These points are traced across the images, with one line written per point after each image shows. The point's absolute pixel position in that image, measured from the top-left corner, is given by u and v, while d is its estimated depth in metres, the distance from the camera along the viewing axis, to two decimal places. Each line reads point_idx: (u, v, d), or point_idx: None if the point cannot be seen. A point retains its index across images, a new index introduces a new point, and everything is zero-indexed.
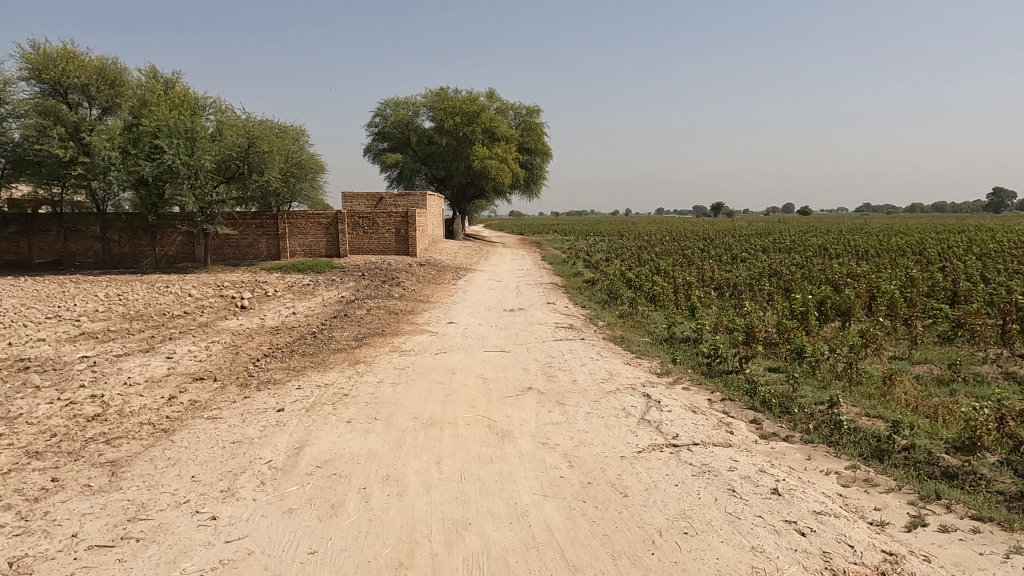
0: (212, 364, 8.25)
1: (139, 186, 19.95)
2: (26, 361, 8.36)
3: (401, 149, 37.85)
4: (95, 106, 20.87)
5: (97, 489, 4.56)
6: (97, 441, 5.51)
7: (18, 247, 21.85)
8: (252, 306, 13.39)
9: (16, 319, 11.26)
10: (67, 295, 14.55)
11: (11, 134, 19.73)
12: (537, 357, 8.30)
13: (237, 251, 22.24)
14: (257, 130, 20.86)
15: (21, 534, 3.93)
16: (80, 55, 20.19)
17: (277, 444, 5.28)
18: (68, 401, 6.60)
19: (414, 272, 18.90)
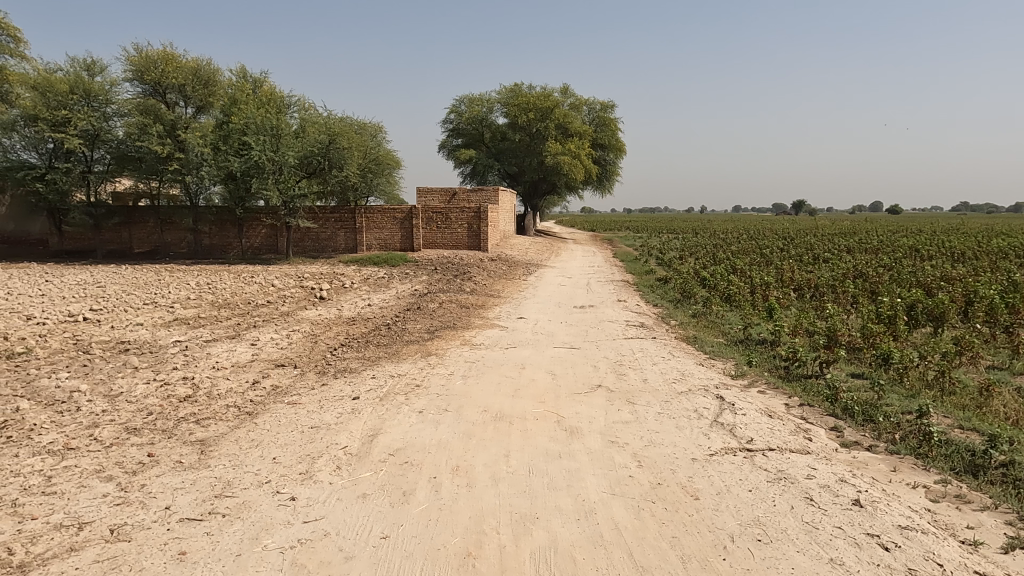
0: (292, 351, 8.62)
1: (229, 181, 21.01)
2: (126, 344, 8.98)
3: (475, 145, 38.34)
4: (190, 105, 22.13)
5: (188, 465, 4.86)
6: (188, 421, 5.86)
7: (120, 237, 23.56)
8: (331, 296, 13.89)
9: (118, 304, 12.11)
10: (162, 283, 15.50)
11: (116, 131, 21.39)
12: (607, 355, 8.23)
13: (317, 244, 23.07)
14: (338, 126, 21.52)
15: (122, 503, 4.24)
16: (178, 56, 21.41)
17: (352, 431, 5.47)
18: (162, 382, 7.06)
19: (485, 267, 19.07)
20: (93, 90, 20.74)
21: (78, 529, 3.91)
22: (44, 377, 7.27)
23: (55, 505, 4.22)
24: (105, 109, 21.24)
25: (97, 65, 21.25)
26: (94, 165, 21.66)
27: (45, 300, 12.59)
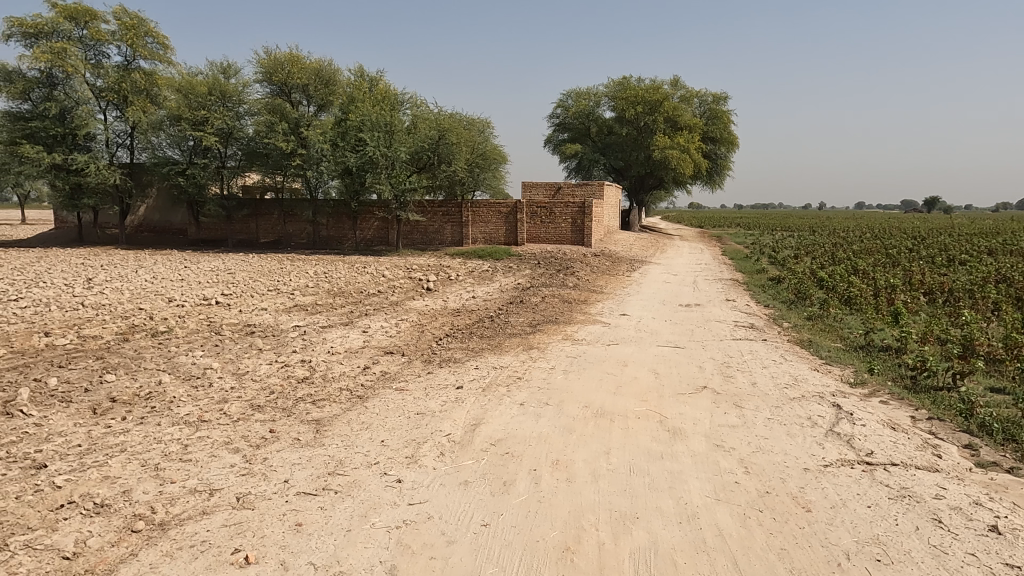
0: (400, 340, 8.96)
1: (345, 175, 22.09)
2: (252, 327, 9.69)
3: (581, 139, 38.15)
4: (313, 103, 23.44)
5: (304, 443, 5.17)
6: (305, 401, 6.25)
7: (249, 228, 25.45)
8: (437, 288, 14.30)
9: (245, 290, 13.08)
10: (284, 271, 16.55)
11: (246, 129, 23.09)
12: (714, 356, 7.97)
13: (425, 237, 23.79)
14: (448, 122, 22.08)
15: (247, 474, 4.59)
16: (303, 58, 22.74)
17: (456, 419, 5.61)
18: (283, 364, 7.57)
19: (588, 263, 18.94)
20: (228, 92, 22.48)
21: (209, 495, 4.28)
22: (182, 355, 8.00)
23: (190, 472, 4.63)
24: (238, 109, 22.97)
25: (232, 68, 22.98)
26: (227, 161, 23.48)
27: (184, 284, 13.82)
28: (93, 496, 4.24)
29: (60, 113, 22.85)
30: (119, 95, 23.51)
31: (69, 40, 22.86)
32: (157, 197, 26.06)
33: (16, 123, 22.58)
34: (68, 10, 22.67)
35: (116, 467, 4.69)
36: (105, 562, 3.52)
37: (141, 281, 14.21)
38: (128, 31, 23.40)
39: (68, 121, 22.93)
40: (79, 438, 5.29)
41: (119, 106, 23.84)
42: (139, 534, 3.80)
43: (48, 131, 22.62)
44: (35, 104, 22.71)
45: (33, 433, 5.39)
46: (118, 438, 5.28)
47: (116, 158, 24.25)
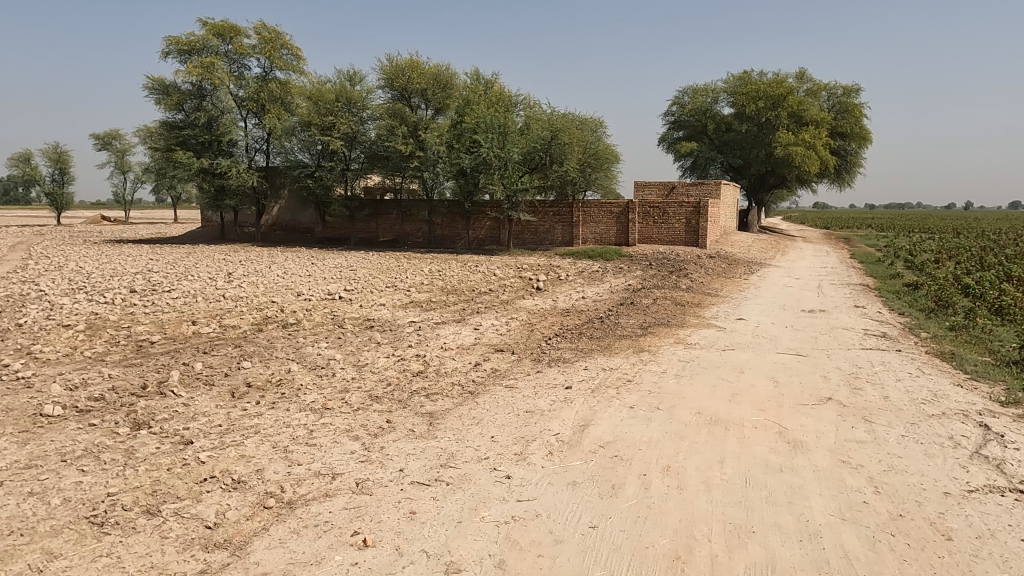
0: (511, 338, 9.08)
1: (460, 176, 22.68)
2: (371, 322, 10.18)
3: (698, 137, 37.01)
4: (430, 107, 24.24)
5: (419, 434, 5.37)
6: (420, 394, 6.48)
7: (369, 227, 26.70)
8: (547, 287, 14.37)
9: (366, 286, 13.77)
10: (401, 269, 17.25)
11: (369, 133, 24.28)
12: (840, 366, 7.46)
13: (536, 237, 23.94)
14: (561, 122, 22.10)
15: (366, 461, 4.83)
16: (422, 64, 23.58)
17: (565, 419, 5.62)
18: (399, 358, 7.90)
19: (703, 265, 18.30)
20: (354, 98, 23.78)
21: (332, 478, 4.55)
22: (309, 346, 8.55)
23: (314, 455, 4.94)
24: (362, 114, 24.21)
25: (357, 75, 24.26)
26: (351, 164, 24.83)
27: (311, 280, 14.76)
28: (231, 473, 4.63)
29: (207, 122, 25.11)
30: (258, 103, 25.46)
31: (216, 55, 25.07)
32: (289, 198, 27.97)
33: (171, 131, 25.06)
34: (216, 28, 24.87)
35: (251, 447, 5.09)
36: (241, 534, 3.83)
37: (274, 276, 15.33)
38: (266, 45, 25.31)
39: (214, 129, 25.15)
40: (221, 418, 5.78)
41: (257, 114, 25.83)
42: (270, 510, 4.10)
43: (198, 138, 24.92)
44: (187, 114, 25.10)
45: (182, 412, 5.97)
46: (252, 420, 5.73)
47: (254, 162, 26.29)
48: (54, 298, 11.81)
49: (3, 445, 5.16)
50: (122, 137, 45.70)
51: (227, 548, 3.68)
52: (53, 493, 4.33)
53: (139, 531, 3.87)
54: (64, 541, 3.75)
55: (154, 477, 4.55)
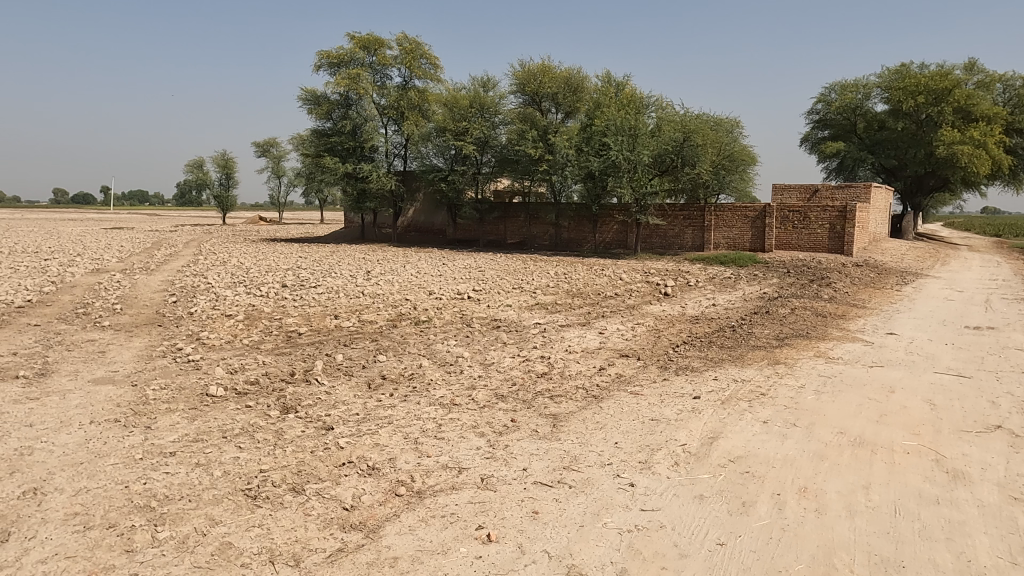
0: (636, 344, 8.91)
1: (588, 179, 22.62)
2: (498, 322, 10.40)
3: (845, 136, 34.46)
4: (561, 111, 24.39)
5: (542, 435, 5.42)
6: (544, 395, 6.53)
7: (498, 229, 27.19)
8: (675, 293, 13.97)
9: (493, 287, 14.09)
10: (527, 271, 17.47)
11: (500, 137, 24.86)
12: (1012, 391, 6.64)
13: (664, 241, 23.31)
14: (694, 123, 21.41)
15: (491, 458, 4.94)
16: (554, 67, 23.83)
17: (692, 430, 5.44)
18: (524, 358, 8.01)
19: (849, 273, 17.00)
20: (486, 104, 24.50)
21: (458, 472, 4.70)
22: (438, 343, 8.89)
23: (442, 448, 5.13)
24: (494, 119, 24.90)
25: (490, 82, 24.99)
26: (482, 168, 25.52)
27: (442, 279, 15.36)
28: (367, 460, 4.91)
29: (352, 129, 26.86)
30: (398, 111, 26.87)
31: (362, 66, 26.76)
32: (423, 201, 29.22)
33: (320, 139, 27.06)
34: (363, 41, 26.56)
35: (384, 437, 5.38)
36: (375, 517, 4.06)
37: (407, 275, 16.08)
38: (407, 55, 26.68)
39: (358, 136, 26.85)
40: (358, 407, 6.16)
41: (397, 121, 27.28)
42: (401, 498, 4.31)
43: (344, 145, 26.71)
44: (335, 122, 26.99)
45: (324, 399, 6.42)
46: (386, 411, 6.05)
47: (393, 166, 27.75)
48: (219, 290, 13.15)
49: (176, 419, 5.82)
50: (278, 145, 49.94)
51: (362, 530, 3.92)
52: (215, 465, 4.81)
53: (286, 506, 4.21)
54: (223, 510, 4.15)
55: (299, 458, 4.93)
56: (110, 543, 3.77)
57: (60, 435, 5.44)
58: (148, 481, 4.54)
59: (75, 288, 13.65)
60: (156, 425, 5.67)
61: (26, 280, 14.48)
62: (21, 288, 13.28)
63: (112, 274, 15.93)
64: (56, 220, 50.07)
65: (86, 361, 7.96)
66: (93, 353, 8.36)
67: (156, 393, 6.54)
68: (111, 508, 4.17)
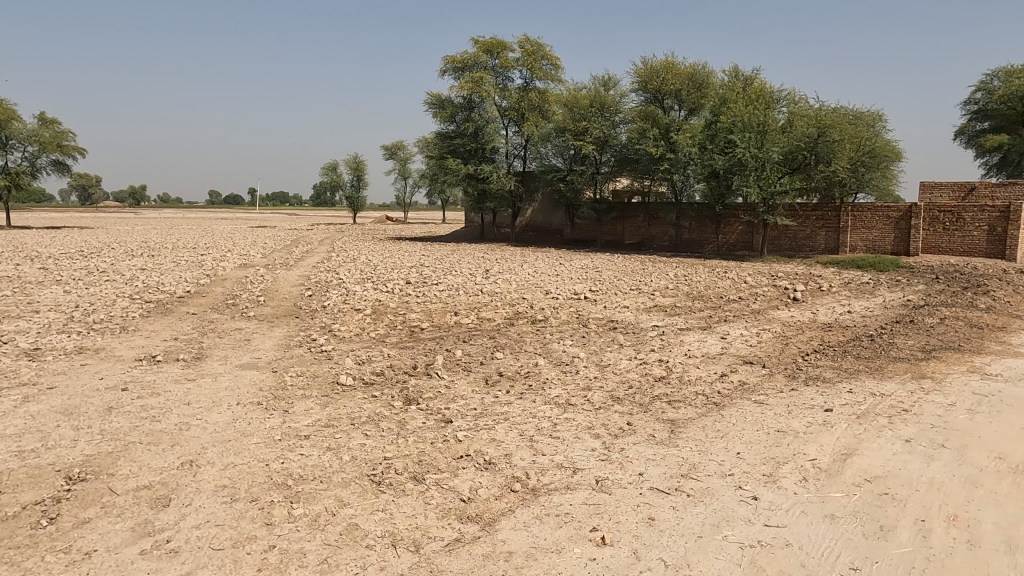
0: (761, 350, 8.49)
1: (712, 178, 21.81)
2: (615, 323, 10.29)
3: (1010, 128, 30.92)
4: (684, 108, 23.70)
5: (659, 440, 5.30)
6: (662, 400, 6.38)
7: (616, 229, 26.94)
8: (805, 298, 13.16)
9: (610, 288, 13.95)
10: (646, 272, 17.13)
11: (620, 136, 24.53)
12: None
13: (794, 243, 22.04)
14: (830, 118, 20.03)
15: (606, 460, 4.89)
16: (677, 64, 23.17)
17: (823, 445, 5.10)
18: (642, 361, 7.87)
19: (1011, 281, 15.23)
20: (607, 103, 24.28)
21: (573, 472, 4.69)
22: (554, 342, 8.93)
23: (557, 448, 5.15)
24: (614, 118, 24.65)
25: (611, 80, 24.75)
26: (602, 167, 25.34)
27: (559, 279, 15.41)
28: (484, 454, 5.03)
29: (475, 131, 27.57)
30: (518, 113, 27.26)
31: (485, 70, 27.40)
32: (542, 201, 29.42)
33: (444, 141, 28.02)
34: (486, 45, 27.17)
35: (501, 432, 5.48)
36: (490, 511, 4.14)
37: (525, 274, 16.29)
38: (529, 57, 26.99)
39: (480, 138, 27.53)
40: (476, 403, 6.32)
41: (517, 122, 27.71)
42: (516, 494, 4.37)
43: (466, 147, 27.48)
44: (458, 125, 27.82)
45: (444, 393, 6.65)
46: (503, 408, 6.16)
47: (512, 167, 28.20)
48: (350, 285, 13.97)
49: (311, 405, 6.25)
50: (405, 148, 52.26)
51: (477, 522, 4.01)
52: (344, 449, 5.12)
53: (408, 493, 4.39)
54: (351, 492, 4.41)
55: (420, 448, 5.14)
56: (252, 515, 4.12)
57: (213, 413, 6.01)
58: (286, 460, 4.91)
59: (226, 281, 15.04)
60: (292, 409, 6.12)
61: (187, 273, 16.11)
62: (183, 280, 14.80)
63: (257, 269, 17.35)
64: (211, 219, 55.34)
65: (235, 347, 8.75)
66: (241, 340, 9.16)
67: (293, 380, 7.06)
68: (254, 483, 4.54)
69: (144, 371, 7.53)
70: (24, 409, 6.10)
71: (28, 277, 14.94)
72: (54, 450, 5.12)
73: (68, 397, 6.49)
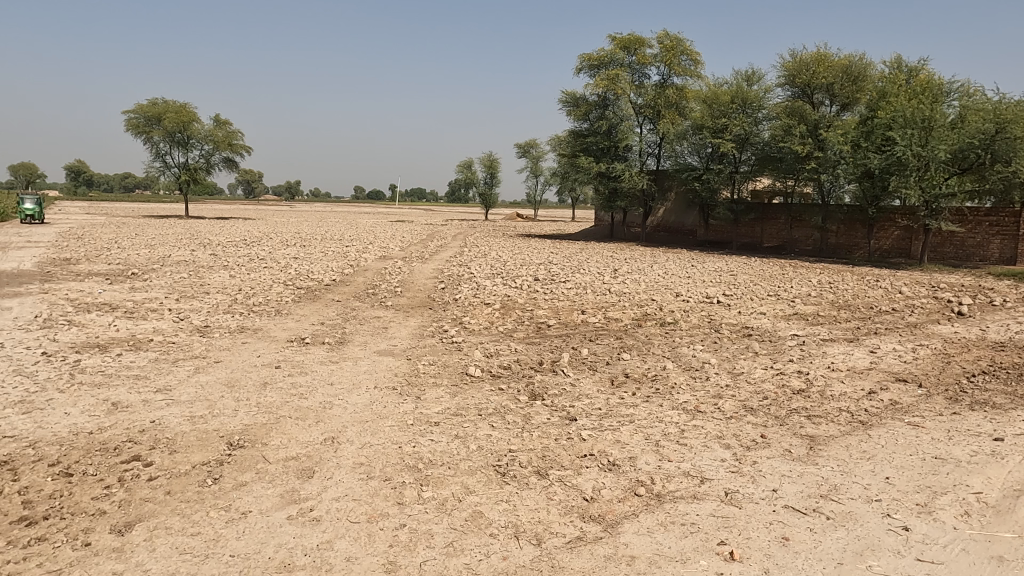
0: (916, 368, 7.71)
1: (865, 179, 20.18)
2: (749, 330, 9.79)
3: None
4: (836, 103, 22.06)
5: (796, 457, 4.98)
6: (800, 414, 5.99)
7: (754, 232, 25.70)
8: (973, 313, 11.81)
9: (746, 293, 13.31)
10: (786, 278, 16.18)
11: (763, 134, 23.26)
12: None
13: (961, 251, 19.92)
14: (1013, 112, 17.65)
15: (737, 472, 4.68)
16: (831, 56, 21.59)
17: (991, 478, 4.55)
18: (778, 371, 7.44)
19: None
20: (750, 99, 23.17)
21: (700, 482, 4.53)
22: (684, 346, 8.66)
23: (685, 455, 4.99)
24: (757, 114, 23.44)
25: (755, 74, 23.54)
26: (741, 166, 24.19)
27: (690, 281, 14.92)
28: (608, 455, 4.99)
29: (608, 129, 27.36)
30: (654, 110, 26.72)
31: (621, 67, 27.09)
32: (675, 201, 28.60)
33: (577, 139, 28.07)
34: (624, 42, 26.81)
35: (626, 434, 5.41)
36: (613, 513, 4.10)
37: (654, 275, 15.95)
38: (667, 53, 26.32)
39: (613, 135, 27.28)
40: (601, 403, 6.27)
41: (653, 120, 27.17)
42: (640, 498, 4.30)
43: (599, 145, 27.33)
44: (592, 123, 27.73)
45: (569, 391, 6.66)
46: (628, 409, 6.07)
47: (646, 165, 27.67)
48: (480, 279, 14.39)
49: (441, 393, 6.51)
50: (537, 146, 52.84)
51: (600, 522, 3.99)
52: (471, 439, 5.28)
53: (531, 487, 4.45)
54: (476, 481, 4.54)
55: (544, 444, 5.18)
56: (386, 494, 4.35)
57: (353, 395, 6.43)
58: (417, 444, 5.14)
59: (368, 271, 16.01)
60: (424, 396, 6.40)
61: (333, 262, 17.33)
62: (330, 269, 15.95)
63: (396, 261, 18.31)
64: (356, 213, 59.12)
65: (373, 334, 9.30)
66: (379, 328, 9.72)
67: (426, 368, 7.39)
68: (387, 463, 4.80)
69: (294, 352, 8.19)
70: (195, 379, 6.85)
71: (202, 262, 16.76)
72: (219, 418, 5.71)
73: (232, 371, 7.21)
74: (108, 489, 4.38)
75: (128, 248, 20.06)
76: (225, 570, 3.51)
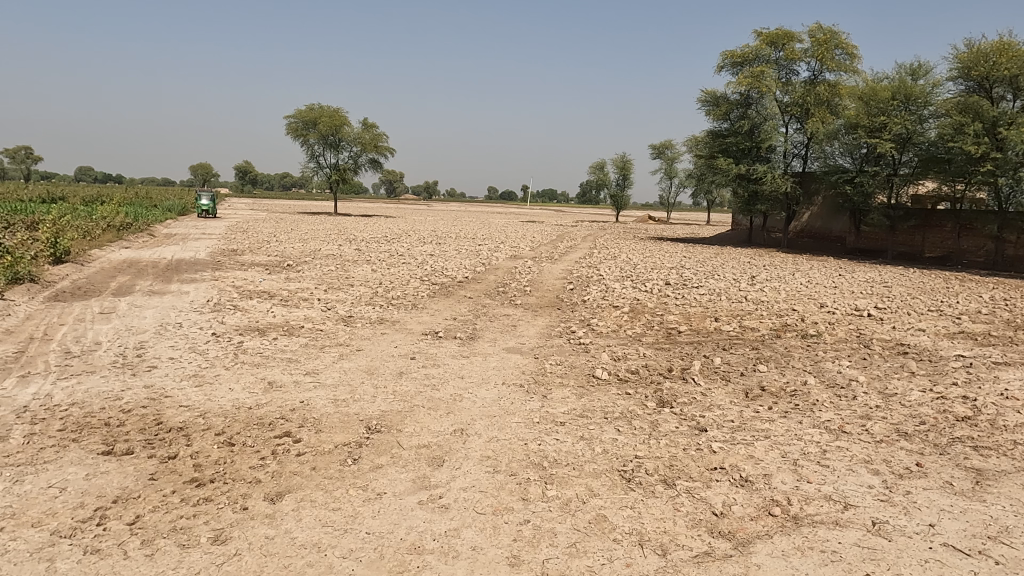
0: None
1: None
2: (905, 347, 8.96)
3: None
4: (1019, 97, 19.58)
5: (958, 491, 4.49)
6: (964, 444, 5.39)
7: (913, 240, 23.36)
8: None
9: (902, 306, 12.18)
10: (951, 292, 14.62)
11: (928, 133, 21.10)
12: None
13: None
14: None
15: (886, 501, 4.29)
16: (1016, 44, 19.14)
17: None
18: (939, 395, 6.72)
19: None
20: (915, 94, 21.14)
21: (844, 508, 4.21)
22: (828, 361, 8.07)
23: (827, 477, 4.66)
24: (922, 111, 21.33)
25: (922, 68, 21.46)
26: (901, 168, 22.17)
27: (837, 292, 13.89)
28: (740, 470, 4.76)
29: (750, 129, 26.12)
30: (802, 108, 25.13)
31: (767, 63, 25.76)
32: (822, 205, 26.72)
33: (716, 140, 27.09)
34: (770, 37, 25.41)
35: (760, 450, 5.13)
36: (745, 531, 3.91)
37: (796, 283, 15.01)
38: (820, 47, 24.65)
39: (755, 136, 25.99)
40: (734, 415, 6.00)
41: (800, 119, 25.56)
42: (775, 518, 4.07)
43: (739, 145, 26.17)
44: (733, 122, 26.63)
45: (699, 400, 6.44)
46: (764, 424, 5.76)
47: (791, 167, 26.11)
48: (609, 282, 14.26)
49: (568, 394, 6.53)
50: (673, 146, 51.49)
51: (730, 540, 3.82)
52: (596, 441, 5.24)
53: (657, 496, 4.35)
54: (601, 484, 4.51)
55: (672, 452, 5.05)
56: (511, 489, 4.43)
57: (482, 389, 6.61)
58: (543, 443, 5.19)
59: (499, 270, 16.38)
60: (551, 395, 6.45)
61: (466, 260, 17.91)
62: (462, 266, 16.50)
63: (526, 261, 18.60)
64: (489, 213, 60.63)
65: (503, 331, 9.50)
66: (508, 326, 9.91)
67: (553, 367, 7.46)
68: (513, 459, 4.89)
69: (428, 344, 8.56)
70: (339, 365, 7.36)
71: (348, 256, 17.95)
72: (359, 403, 6.08)
73: (372, 359, 7.68)
74: (264, 460, 4.81)
75: (285, 241, 21.95)
76: (361, 546, 3.73)
